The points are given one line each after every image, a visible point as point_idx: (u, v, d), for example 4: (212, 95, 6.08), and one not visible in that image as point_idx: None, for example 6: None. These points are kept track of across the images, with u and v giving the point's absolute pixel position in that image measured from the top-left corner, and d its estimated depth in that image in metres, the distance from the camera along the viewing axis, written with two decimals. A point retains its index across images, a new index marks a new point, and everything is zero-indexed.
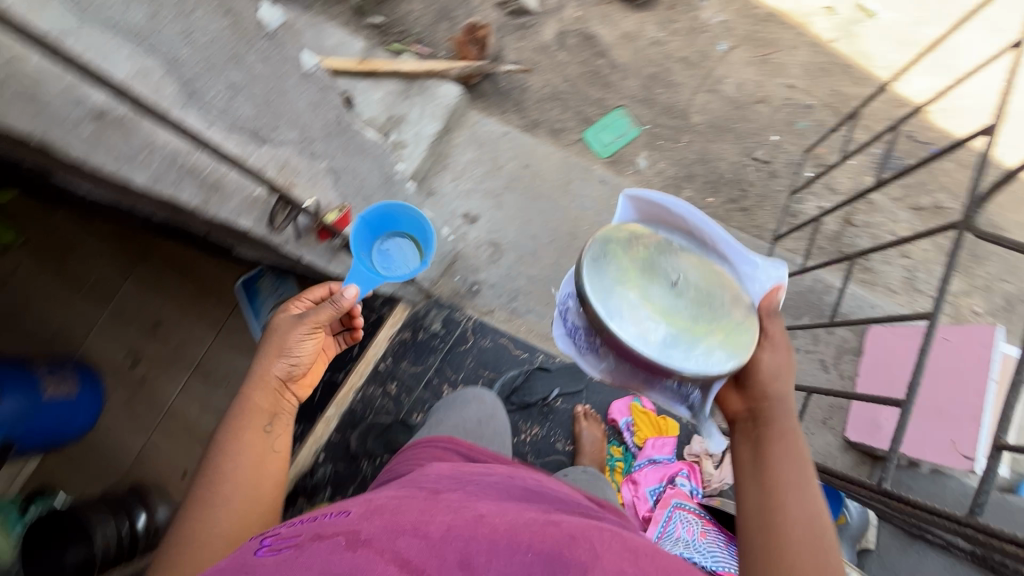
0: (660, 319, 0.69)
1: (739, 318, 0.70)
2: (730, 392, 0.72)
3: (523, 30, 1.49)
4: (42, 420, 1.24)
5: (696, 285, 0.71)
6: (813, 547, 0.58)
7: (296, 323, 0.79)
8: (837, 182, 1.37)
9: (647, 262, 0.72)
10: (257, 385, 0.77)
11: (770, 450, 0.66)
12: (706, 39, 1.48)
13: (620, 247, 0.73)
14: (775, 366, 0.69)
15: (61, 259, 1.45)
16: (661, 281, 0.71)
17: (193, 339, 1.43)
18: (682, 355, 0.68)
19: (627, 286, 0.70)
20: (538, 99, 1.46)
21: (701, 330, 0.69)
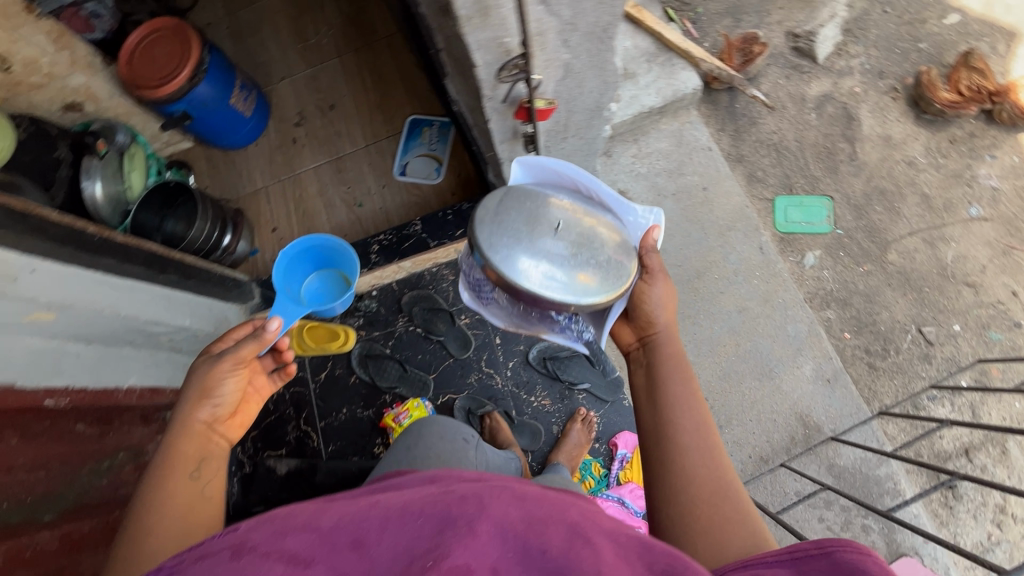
0: (544, 263, 0.64)
1: (622, 258, 0.67)
2: (623, 326, 0.75)
3: (794, 71, 1.41)
4: (216, 117, 1.41)
5: (577, 226, 0.65)
6: (704, 451, 0.60)
7: (216, 359, 0.70)
8: (984, 410, 1.20)
9: (530, 208, 0.65)
10: (177, 434, 0.66)
11: (660, 374, 0.68)
12: (964, 192, 1.31)
13: (508, 208, 0.66)
14: (662, 296, 0.71)
15: (307, 15, 1.64)
16: (542, 224, 0.65)
17: (347, 136, 1.55)
18: (565, 291, 0.64)
19: (512, 231, 0.64)
20: (759, 139, 1.38)
21: (585, 267, 0.65)
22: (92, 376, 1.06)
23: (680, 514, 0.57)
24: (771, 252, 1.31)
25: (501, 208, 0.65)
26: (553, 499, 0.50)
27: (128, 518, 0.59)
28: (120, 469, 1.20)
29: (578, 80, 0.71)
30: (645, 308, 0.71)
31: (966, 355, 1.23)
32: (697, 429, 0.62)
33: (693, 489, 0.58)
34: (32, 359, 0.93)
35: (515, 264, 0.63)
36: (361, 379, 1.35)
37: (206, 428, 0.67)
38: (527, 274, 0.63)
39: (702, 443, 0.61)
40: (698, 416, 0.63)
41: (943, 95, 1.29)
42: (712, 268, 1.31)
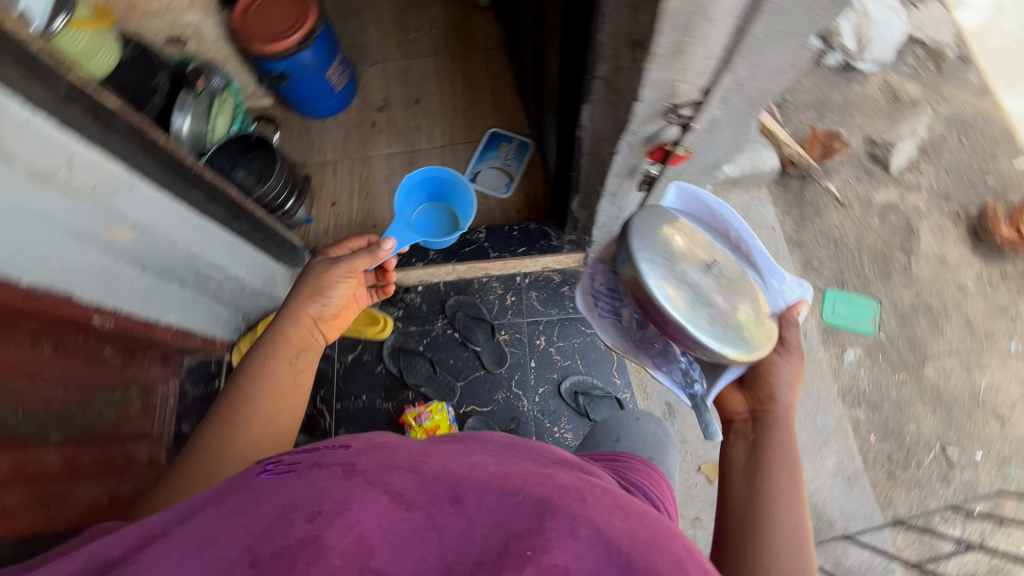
0: (695, 299, 0.74)
1: (764, 317, 0.75)
2: (737, 394, 0.77)
3: (865, 175, 1.46)
4: (309, 84, 1.43)
5: (728, 277, 0.77)
6: (791, 538, 0.59)
7: (333, 265, 0.79)
8: (993, 542, 1.20)
9: (691, 246, 0.77)
10: (289, 319, 0.76)
11: (765, 451, 0.67)
12: (1005, 326, 1.35)
13: (669, 231, 0.77)
14: (788, 377, 0.73)
15: (413, 12, 1.69)
16: (699, 266, 0.76)
17: (426, 132, 1.57)
18: (712, 330, 0.73)
19: (672, 261, 0.75)
20: (821, 230, 1.43)
21: (730, 314, 0.74)
22: (139, 304, 1.04)
23: None
24: (814, 340, 1.34)
25: (668, 238, 0.77)
26: (657, 522, 0.47)
27: (239, 376, 0.70)
28: (129, 405, 1.16)
29: (717, 135, 0.74)
30: (769, 385, 0.73)
31: (983, 484, 1.24)
32: (790, 514, 0.60)
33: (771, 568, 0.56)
34: (92, 275, 0.91)
35: (674, 292, 0.74)
36: (388, 371, 1.33)
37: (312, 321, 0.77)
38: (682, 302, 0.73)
39: (790, 527, 0.59)
40: (794, 507, 0.61)
41: (1003, 230, 1.35)
42: None
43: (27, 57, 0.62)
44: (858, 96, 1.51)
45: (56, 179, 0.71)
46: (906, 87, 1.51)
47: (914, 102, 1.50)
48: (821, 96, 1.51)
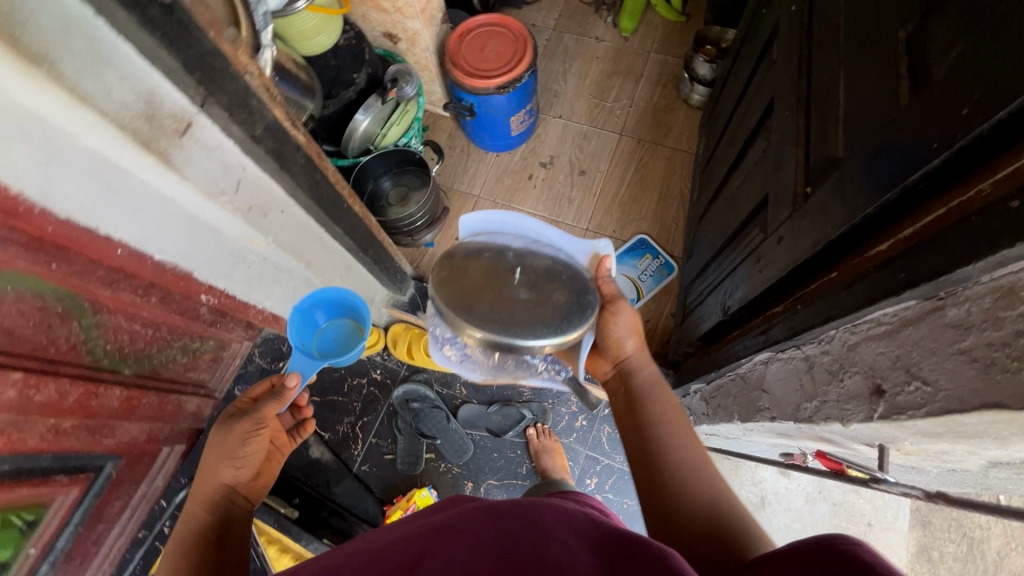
0: (507, 307, 0.69)
1: (583, 281, 0.72)
2: (598, 359, 0.80)
3: None
4: (491, 121, 1.39)
5: (537, 269, 0.72)
6: (699, 472, 0.63)
7: (238, 422, 0.76)
8: None
9: (483, 265, 0.72)
10: (197, 495, 0.73)
11: (638, 391, 0.73)
12: None
13: (474, 260, 0.72)
14: (629, 322, 0.76)
15: (620, 80, 1.61)
16: (499, 273, 0.71)
17: (577, 208, 1.48)
18: (534, 325, 0.67)
19: (468, 286, 0.70)
20: (960, 521, 1.18)
21: (549, 304, 0.69)
22: (245, 290, 1.04)
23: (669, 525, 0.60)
24: None
25: (460, 270, 0.72)
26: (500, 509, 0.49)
27: None
28: (201, 355, 1.20)
29: (916, 491, 0.58)
30: (613, 334, 0.76)
31: None
32: (679, 439, 0.67)
33: (684, 502, 0.61)
34: (216, 258, 0.91)
35: (479, 317, 0.68)
36: (403, 417, 1.26)
37: (226, 492, 0.73)
38: (493, 315, 0.68)
39: (696, 465, 0.64)
40: (672, 423, 0.68)
41: None
42: None
43: (242, 94, 0.60)
44: None
45: (221, 199, 0.69)
46: None
47: None
48: None
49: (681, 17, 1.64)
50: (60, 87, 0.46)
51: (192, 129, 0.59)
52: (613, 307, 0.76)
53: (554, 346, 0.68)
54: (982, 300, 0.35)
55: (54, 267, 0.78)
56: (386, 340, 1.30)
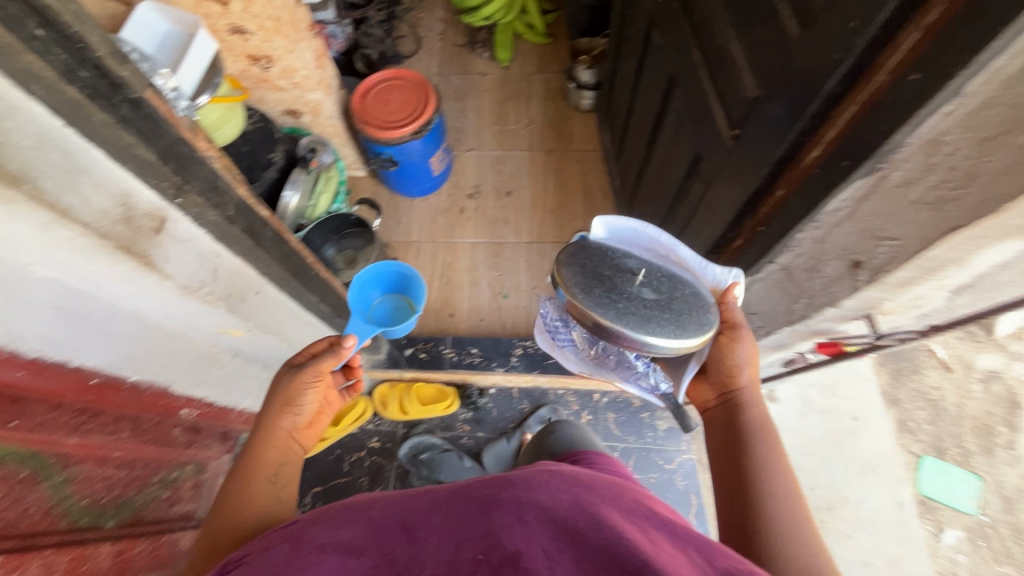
0: (628, 302, 0.66)
1: (704, 305, 0.68)
2: (702, 385, 0.78)
3: (966, 337, 1.40)
4: (413, 168, 1.44)
5: (660, 273, 0.70)
6: (784, 510, 0.61)
7: (298, 371, 0.70)
8: None
9: (607, 256, 0.71)
10: (262, 440, 0.66)
11: (740, 427, 0.70)
12: None
13: (596, 256, 0.71)
14: (749, 352, 0.73)
15: (512, 103, 1.73)
16: (625, 270, 0.70)
17: (515, 226, 1.55)
18: (652, 320, 0.65)
19: (593, 271, 0.69)
20: (919, 390, 1.35)
21: (670, 306, 0.67)
22: (222, 393, 1.00)
23: (745, 547, 0.59)
24: (910, 514, 1.23)
25: (583, 259, 0.71)
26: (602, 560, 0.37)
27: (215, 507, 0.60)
28: (182, 484, 1.08)
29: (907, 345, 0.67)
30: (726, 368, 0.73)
31: None
32: (776, 474, 0.64)
33: (769, 539, 0.59)
34: (190, 366, 0.87)
35: (598, 299, 0.66)
36: (415, 472, 1.22)
37: (286, 434, 0.67)
38: (613, 305, 0.66)
39: (781, 498, 0.62)
40: (778, 462, 0.65)
41: None
42: (843, 505, 1.24)
43: (210, 177, 0.61)
44: None
45: (200, 292, 0.68)
46: None
47: None
48: None
49: (548, 39, 1.81)
50: (41, 205, 0.46)
51: (167, 225, 0.58)
52: (733, 334, 0.72)
53: (671, 351, 0.65)
54: (915, 156, 0.45)
55: (16, 424, 0.70)
56: (375, 405, 1.28)
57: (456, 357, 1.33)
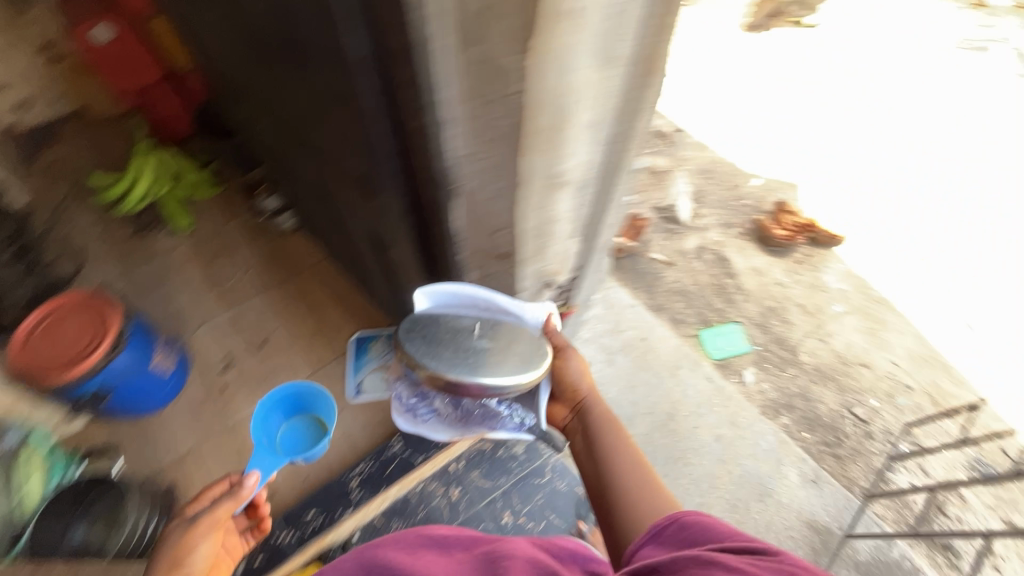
0: (475, 358, 0.83)
1: (531, 337, 0.86)
2: (557, 406, 0.92)
3: (670, 234, 1.75)
4: (136, 383, 1.26)
5: (492, 324, 0.88)
6: (638, 483, 0.73)
7: (192, 524, 0.79)
8: (930, 466, 1.40)
9: (446, 326, 0.87)
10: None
11: (590, 425, 0.83)
12: (822, 297, 1.65)
13: (436, 327, 0.87)
14: (578, 365, 0.90)
15: (218, 259, 1.64)
16: (463, 331, 0.86)
17: (288, 368, 1.45)
18: (496, 365, 0.81)
19: (439, 340, 0.85)
20: (668, 289, 1.64)
21: (508, 352, 0.84)
22: None
23: (620, 528, 0.70)
24: (718, 379, 1.48)
25: (426, 331, 0.86)
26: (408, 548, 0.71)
27: None
28: None
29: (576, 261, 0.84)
30: (568, 384, 0.88)
31: (893, 423, 1.46)
32: (626, 454, 0.78)
33: (633, 511, 0.70)
34: None
35: (447, 361, 0.82)
36: None
37: None
38: (460, 362, 0.82)
39: (634, 473, 0.75)
40: (624, 444, 0.79)
41: (779, 232, 1.73)
42: (679, 408, 1.43)
43: None
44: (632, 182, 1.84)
45: None
46: (656, 161, 1.89)
47: (667, 169, 1.88)
48: None
49: (220, 182, 1.76)
50: None
51: None
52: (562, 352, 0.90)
53: (524, 386, 0.81)
54: None
55: None
56: None
57: (297, 533, 1.18)
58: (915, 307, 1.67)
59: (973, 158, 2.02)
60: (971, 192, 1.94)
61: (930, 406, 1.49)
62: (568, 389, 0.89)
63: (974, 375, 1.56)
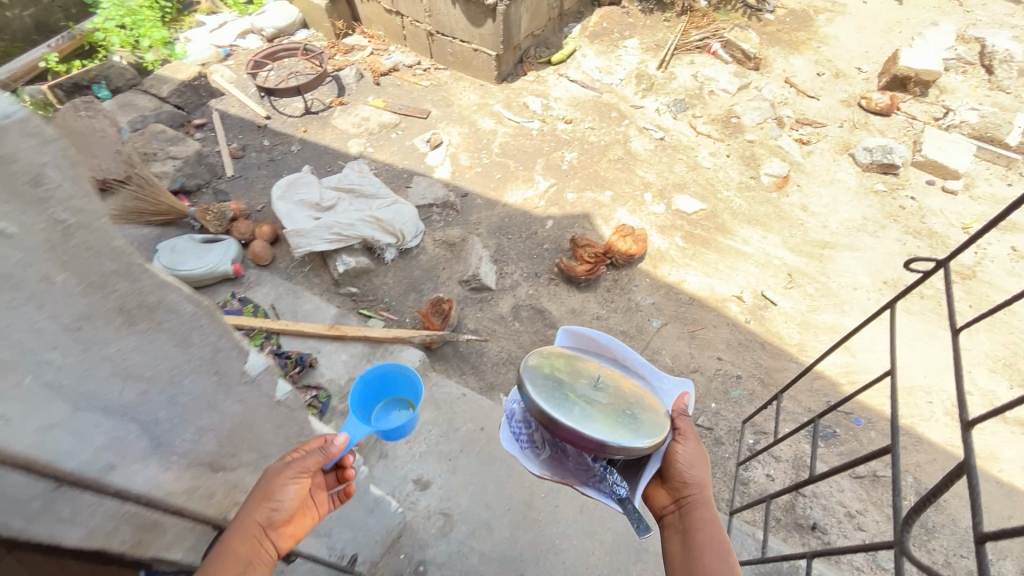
0: (597, 406, 0.73)
1: (657, 416, 0.76)
2: (659, 490, 0.84)
3: (482, 303, 1.69)
4: None
5: (621, 384, 0.79)
6: None
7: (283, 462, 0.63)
8: (778, 450, 1.44)
9: (571, 365, 0.80)
10: (234, 531, 0.58)
11: (693, 530, 0.76)
12: (640, 317, 1.68)
13: (558, 364, 0.78)
14: (690, 455, 0.80)
15: None
16: (586, 379, 0.77)
17: None
18: (615, 425, 0.71)
19: (563, 379, 0.75)
20: (494, 364, 1.57)
21: (633, 412, 0.74)
22: None
23: None
24: None
25: (553, 364, 0.78)
26: None
27: None
28: None
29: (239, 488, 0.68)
30: (677, 472, 0.80)
31: (736, 419, 1.48)
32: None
33: None
34: None
35: (563, 400, 0.72)
36: None
37: (255, 536, 0.59)
38: (572, 404, 0.71)
39: None
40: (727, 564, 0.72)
41: (580, 270, 1.69)
42: (535, 489, 1.30)
43: None
44: (431, 262, 1.77)
45: None
46: (450, 234, 1.83)
47: (462, 239, 1.82)
48: (407, 279, 1.73)
49: None
50: None
51: None
52: (677, 430, 0.81)
53: (642, 448, 0.69)
54: None
55: None
56: None
57: None
58: (727, 297, 1.72)
59: (740, 130, 2.12)
60: (746, 169, 2.02)
61: (760, 388, 1.54)
62: (673, 478, 0.80)
63: (791, 342, 1.65)
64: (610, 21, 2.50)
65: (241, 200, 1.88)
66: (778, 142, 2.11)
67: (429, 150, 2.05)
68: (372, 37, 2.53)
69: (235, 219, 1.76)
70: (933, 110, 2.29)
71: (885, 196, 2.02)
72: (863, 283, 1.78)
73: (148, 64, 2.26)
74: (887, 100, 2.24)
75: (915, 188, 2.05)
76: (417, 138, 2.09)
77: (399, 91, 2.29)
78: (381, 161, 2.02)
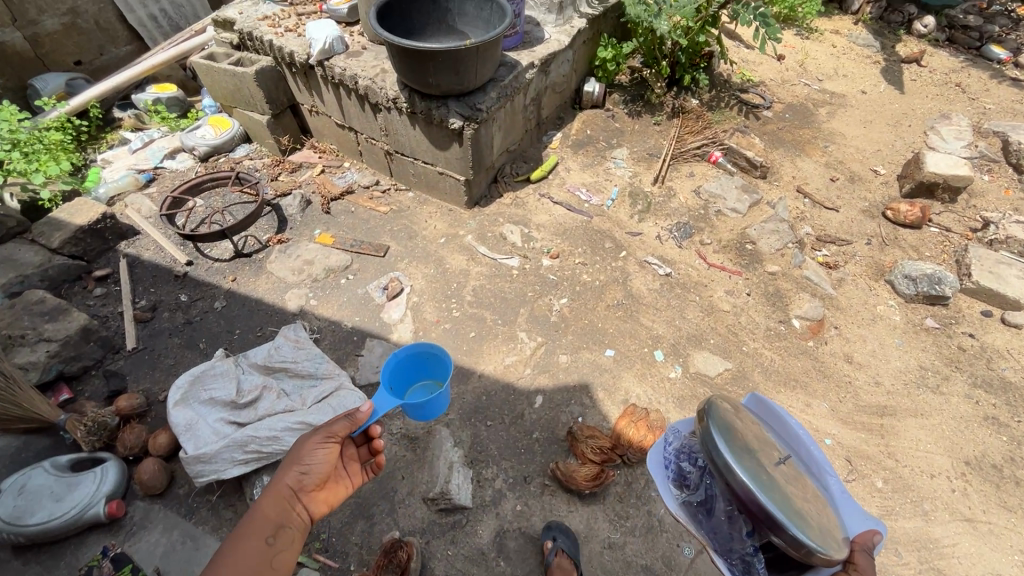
0: (777, 482, 0.77)
1: (837, 529, 0.77)
2: None
3: (454, 531, 1.26)
4: None
5: (803, 477, 0.82)
6: None
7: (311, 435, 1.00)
8: None
9: (766, 438, 0.85)
10: (275, 486, 0.92)
11: None
12: (667, 540, 1.25)
13: (747, 423, 0.85)
14: None
15: None
16: (776, 454, 0.82)
17: None
18: (794, 516, 0.73)
19: (746, 438, 0.82)
20: None
21: (814, 515, 0.76)
22: None
23: None
24: None
25: (745, 422, 0.85)
26: None
27: None
28: None
29: None
30: None
31: None
32: None
33: None
34: None
35: (751, 461, 0.78)
36: None
37: (289, 491, 0.93)
38: (755, 467, 0.77)
39: None
40: None
41: (582, 480, 1.27)
42: None
43: None
44: (386, 468, 1.34)
45: None
46: (411, 422, 1.42)
47: (426, 430, 1.41)
48: (353, 499, 1.29)
49: None
50: None
51: None
52: (852, 563, 0.77)
53: (817, 552, 0.71)
54: None
55: None
56: None
57: None
58: None
59: (758, 258, 1.79)
60: (771, 308, 1.67)
61: None
62: None
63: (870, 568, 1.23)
64: (593, 127, 2.23)
65: (141, 387, 1.46)
66: (805, 270, 1.78)
67: (386, 300, 1.67)
68: (324, 152, 2.20)
69: (122, 427, 1.33)
70: (968, 220, 2.00)
71: (939, 333, 1.68)
72: (940, 465, 1.40)
73: (45, 201, 1.85)
74: (918, 211, 1.94)
75: (972, 322, 1.71)
76: (371, 284, 1.72)
77: (352, 220, 1.93)
78: (327, 317, 1.63)
